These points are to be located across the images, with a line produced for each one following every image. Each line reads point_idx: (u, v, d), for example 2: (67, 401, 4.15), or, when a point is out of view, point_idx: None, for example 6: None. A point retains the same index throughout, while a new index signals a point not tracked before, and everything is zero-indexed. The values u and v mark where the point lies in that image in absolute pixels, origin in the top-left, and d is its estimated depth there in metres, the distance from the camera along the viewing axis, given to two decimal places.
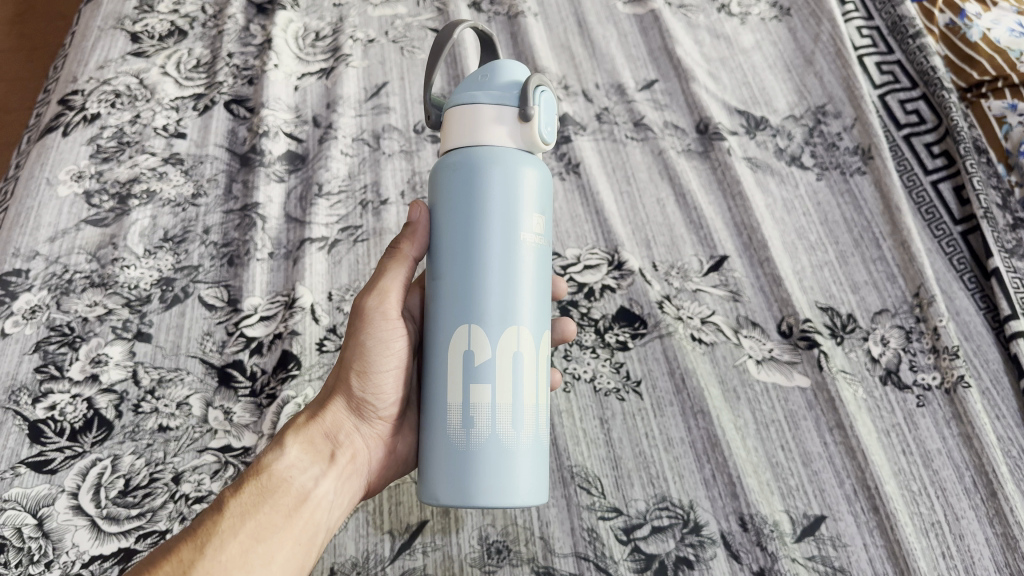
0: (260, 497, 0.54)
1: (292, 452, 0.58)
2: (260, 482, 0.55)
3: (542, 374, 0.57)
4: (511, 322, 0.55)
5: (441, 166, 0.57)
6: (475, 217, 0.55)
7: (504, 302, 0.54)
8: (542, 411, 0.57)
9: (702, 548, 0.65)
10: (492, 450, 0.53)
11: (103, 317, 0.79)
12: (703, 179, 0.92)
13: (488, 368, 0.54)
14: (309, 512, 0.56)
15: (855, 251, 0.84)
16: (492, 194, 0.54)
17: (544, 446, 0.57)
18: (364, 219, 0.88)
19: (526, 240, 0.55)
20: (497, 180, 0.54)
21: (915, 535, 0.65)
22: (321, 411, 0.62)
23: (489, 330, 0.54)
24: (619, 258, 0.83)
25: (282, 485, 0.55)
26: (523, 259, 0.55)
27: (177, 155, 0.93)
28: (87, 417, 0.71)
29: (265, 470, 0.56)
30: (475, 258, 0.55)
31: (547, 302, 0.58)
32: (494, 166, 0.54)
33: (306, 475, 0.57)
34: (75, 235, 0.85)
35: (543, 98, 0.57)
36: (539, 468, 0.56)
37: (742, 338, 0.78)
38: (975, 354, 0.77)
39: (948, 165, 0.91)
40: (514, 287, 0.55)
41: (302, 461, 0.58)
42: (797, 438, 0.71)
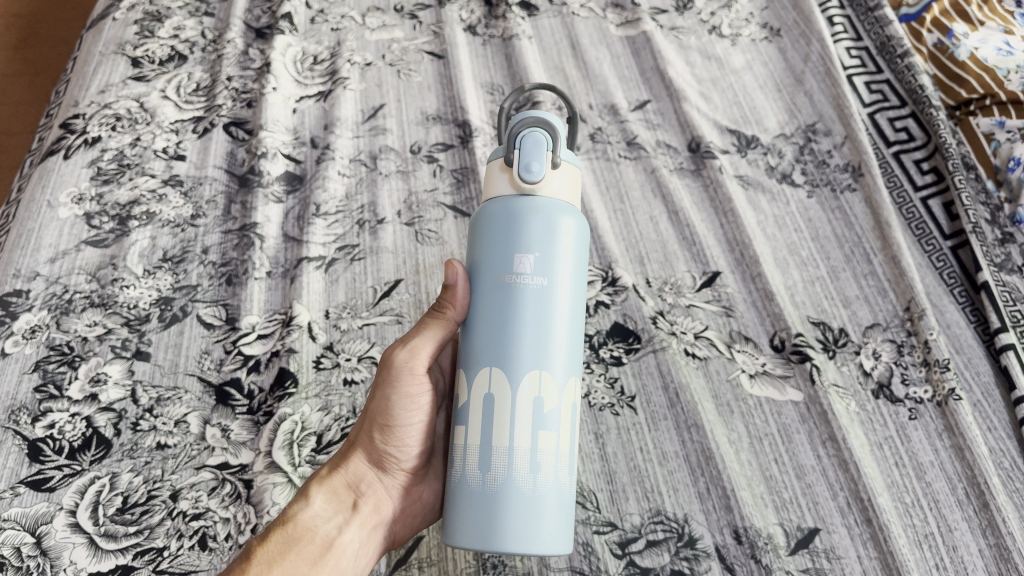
0: (285, 547, 0.57)
1: (316, 503, 0.60)
2: (284, 532, 0.58)
3: (566, 419, 0.56)
4: (531, 365, 0.55)
5: (484, 212, 0.59)
6: (510, 263, 0.56)
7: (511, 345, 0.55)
8: (562, 457, 0.56)
9: (697, 562, 0.65)
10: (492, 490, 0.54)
11: (103, 337, 0.79)
12: (695, 197, 0.93)
13: (497, 412, 0.55)
14: (334, 561, 0.58)
15: (846, 266, 0.85)
16: (532, 241, 0.56)
17: (563, 496, 0.56)
18: (361, 238, 0.89)
19: (558, 286, 0.56)
20: (536, 228, 0.56)
21: (908, 546, 0.65)
22: (344, 461, 0.63)
23: (495, 376, 0.55)
24: (612, 275, 0.84)
25: (307, 534, 0.58)
26: (553, 304, 0.56)
27: (177, 176, 0.94)
28: (86, 436, 0.72)
29: (290, 519, 0.58)
30: (504, 303, 0.56)
31: (576, 347, 0.58)
32: (533, 215, 0.56)
33: (330, 524, 0.60)
34: (75, 256, 0.86)
35: (532, 137, 0.57)
36: (555, 517, 0.55)
37: (735, 353, 0.78)
38: (966, 367, 0.78)
39: (937, 181, 0.92)
40: (534, 330, 0.55)
41: (326, 511, 0.60)
42: (790, 451, 0.71)
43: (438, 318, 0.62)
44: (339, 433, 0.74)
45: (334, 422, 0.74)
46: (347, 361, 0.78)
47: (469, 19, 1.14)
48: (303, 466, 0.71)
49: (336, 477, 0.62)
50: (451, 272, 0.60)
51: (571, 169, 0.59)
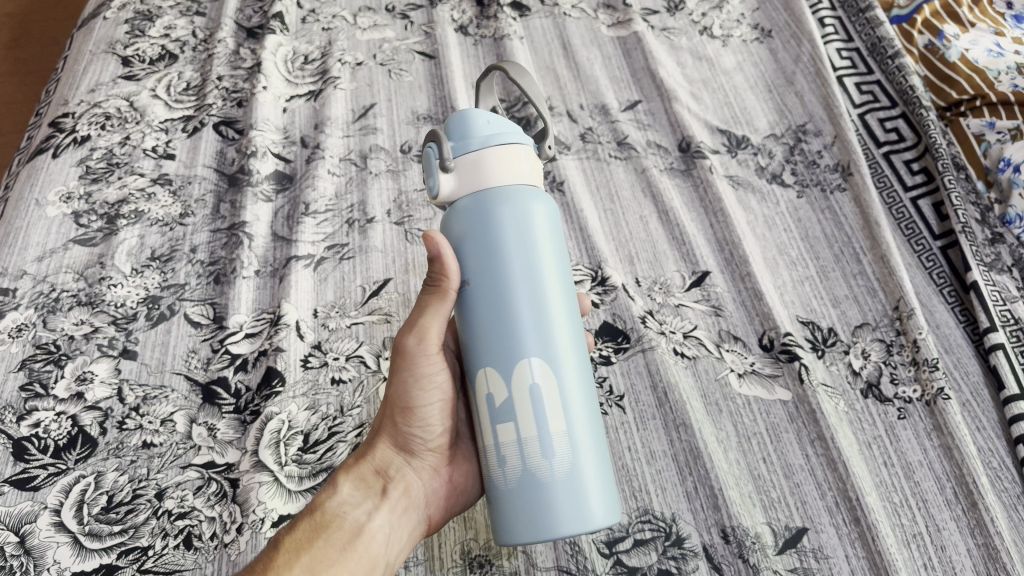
0: (315, 532, 0.56)
1: (344, 490, 0.60)
2: (315, 518, 0.57)
3: (554, 398, 0.54)
4: (496, 357, 0.55)
5: (451, 214, 0.59)
6: (490, 259, 0.56)
7: (505, 340, 0.55)
8: (532, 443, 0.54)
9: (684, 561, 0.64)
10: (509, 485, 0.54)
11: (89, 335, 0.79)
12: (686, 197, 0.93)
13: (499, 407, 0.55)
14: (368, 545, 0.57)
15: (835, 267, 0.86)
16: (506, 232, 0.55)
17: (566, 473, 0.54)
18: (350, 237, 0.89)
19: (539, 270, 0.56)
20: (507, 218, 0.56)
21: (897, 546, 0.65)
22: (369, 450, 0.64)
23: (490, 374, 0.55)
24: (602, 274, 0.84)
25: (335, 520, 0.57)
26: (531, 289, 0.55)
27: (166, 175, 0.94)
28: (71, 435, 0.72)
29: (319, 508, 0.58)
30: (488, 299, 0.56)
31: (565, 327, 0.56)
32: (501, 205, 0.56)
33: (359, 510, 0.59)
34: (63, 254, 0.86)
35: (429, 153, 0.59)
36: (547, 499, 0.53)
37: (724, 352, 0.78)
38: (955, 367, 0.78)
39: (927, 181, 0.93)
40: (501, 321, 0.55)
41: (354, 498, 0.59)
42: (779, 451, 0.71)
43: (438, 290, 0.59)
44: (326, 432, 0.72)
45: (321, 421, 0.73)
46: (335, 360, 0.78)
47: (460, 20, 1.15)
48: (289, 465, 0.70)
49: (362, 463, 0.63)
50: (434, 243, 0.57)
51: (509, 148, 0.57)
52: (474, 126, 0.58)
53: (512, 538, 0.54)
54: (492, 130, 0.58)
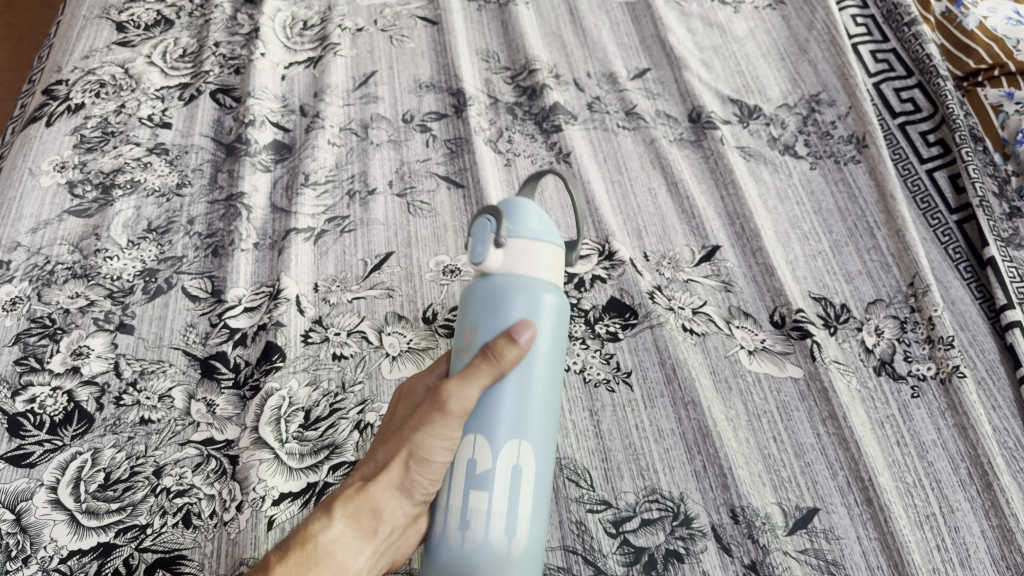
0: (304, 571, 0.47)
1: (341, 526, 0.50)
2: (305, 553, 0.48)
3: (529, 474, 0.53)
4: (491, 428, 0.52)
5: (473, 291, 0.57)
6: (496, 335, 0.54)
7: (497, 412, 0.53)
8: (495, 520, 0.51)
9: (693, 541, 0.62)
10: (461, 553, 0.51)
11: (85, 309, 0.78)
12: (695, 168, 0.92)
13: (474, 477, 0.52)
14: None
15: (848, 241, 0.84)
16: (520, 317, 0.54)
17: (527, 546, 0.52)
18: (351, 210, 0.87)
19: (541, 355, 0.55)
20: (523, 304, 0.54)
21: (910, 527, 0.63)
22: (374, 479, 0.52)
23: (474, 443, 0.52)
24: (609, 247, 0.83)
25: (326, 561, 0.48)
26: (533, 372, 0.54)
27: (163, 145, 0.92)
28: (67, 410, 0.70)
29: (314, 540, 0.48)
30: (493, 365, 0.52)
31: (551, 413, 0.55)
32: (520, 292, 0.55)
33: (348, 553, 0.50)
34: (58, 226, 0.84)
35: (483, 222, 0.57)
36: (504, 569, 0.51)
37: (734, 329, 0.77)
38: (971, 344, 0.76)
39: (943, 154, 0.90)
40: (501, 386, 0.53)
41: (347, 538, 0.50)
42: (790, 430, 0.69)
43: (492, 352, 0.52)
44: (328, 408, 0.70)
45: (322, 397, 0.71)
46: (336, 335, 0.76)
47: None
48: (290, 442, 0.68)
49: (361, 489, 0.52)
50: (520, 327, 0.53)
51: (553, 250, 0.58)
52: (528, 213, 0.57)
53: None
54: (543, 224, 0.57)
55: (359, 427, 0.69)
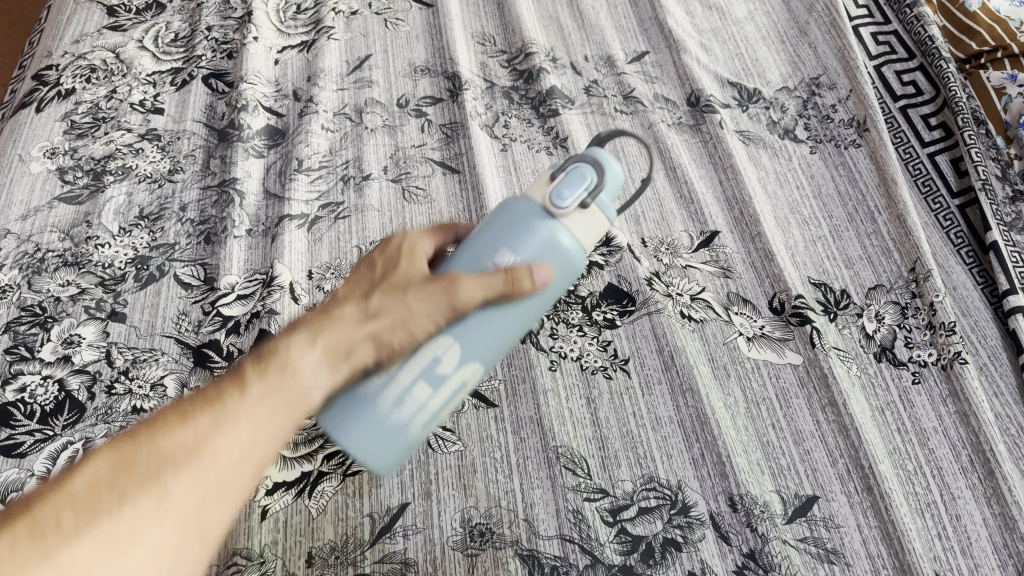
0: (262, 392, 0.45)
1: (312, 353, 0.48)
2: (272, 367, 0.46)
3: (441, 394, 0.53)
4: (470, 336, 0.52)
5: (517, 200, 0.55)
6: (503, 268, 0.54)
7: (483, 323, 0.52)
8: (427, 403, 0.52)
9: (691, 530, 0.61)
10: (379, 414, 0.51)
11: (76, 297, 0.77)
12: (694, 152, 0.91)
13: (431, 367, 0.52)
14: (208, 536, 0.42)
15: (849, 226, 0.83)
16: (533, 252, 0.53)
17: (397, 434, 0.52)
18: (345, 195, 0.86)
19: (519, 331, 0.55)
20: (545, 239, 0.53)
21: (910, 515, 0.62)
22: (353, 308, 0.50)
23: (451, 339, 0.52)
24: (606, 235, 0.82)
25: (291, 380, 0.47)
26: (511, 331, 0.54)
27: (154, 131, 0.91)
28: (59, 400, 0.69)
29: (277, 359, 0.47)
30: (508, 286, 0.51)
31: (512, 345, 0.56)
32: (558, 237, 0.53)
33: (313, 379, 0.48)
34: (48, 213, 0.83)
35: (577, 169, 0.53)
36: (373, 430, 0.51)
37: (733, 315, 0.76)
38: (972, 330, 0.75)
39: (945, 137, 0.89)
40: (487, 311, 0.52)
41: (315, 365, 0.48)
42: (789, 417, 0.68)
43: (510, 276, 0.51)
44: None
45: None
46: None
47: None
48: None
49: (344, 323, 0.50)
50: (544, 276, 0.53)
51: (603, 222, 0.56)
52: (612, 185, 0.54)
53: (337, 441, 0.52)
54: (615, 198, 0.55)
55: None
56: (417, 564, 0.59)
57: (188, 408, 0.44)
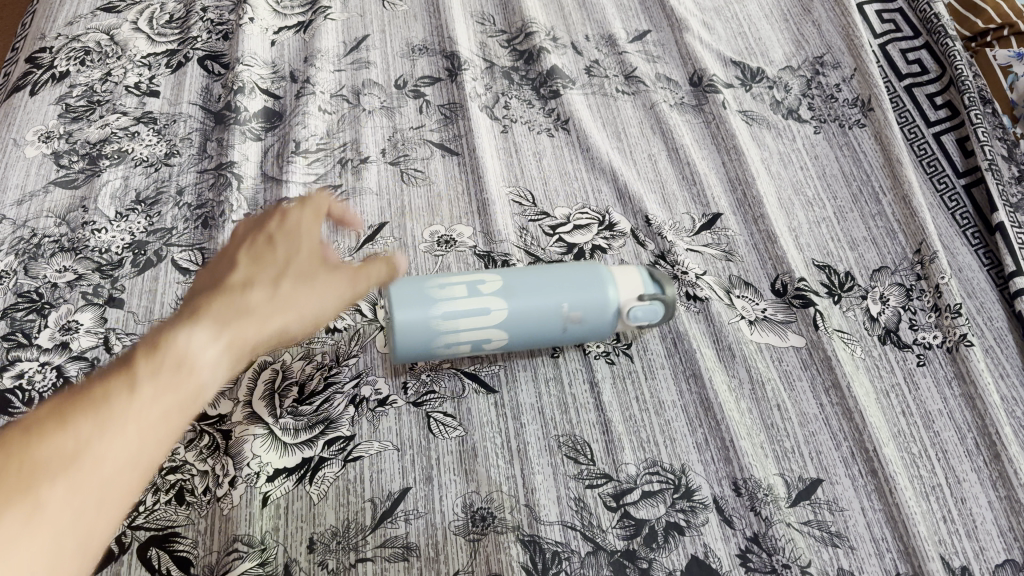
0: (158, 380, 0.41)
1: (203, 337, 0.45)
2: (164, 353, 0.43)
3: (466, 275, 0.65)
4: (523, 310, 0.64)
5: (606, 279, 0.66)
6: (575, 266, 0.66)
7: (537, 309, 0.64)
8: (460, 333, 0.64)
9: (695, 514, 0.61)
10: (436, 316, 0.62)
11: (73, 283, 0.76)
12: (697, 133, 0.90)
13: (485, 314, 0.63)
14: (95, 545, 0.37)
15: (853, 207, 0.82)
16: (597, 310, 0.65)
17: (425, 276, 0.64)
18: (343, 178, 0.85)
19: (542, 290, 0.64)
20: (600, 320, 0.66)
21: (915, 498, 0.61)
22: (243, 302, 0.50)
23: (510, 304, 0.64)
24: (610, 219, 0.82)
25: (189, 366, 0.43)
26: (544, 282, 0.65)
27: (150, 114, 0.90)
28: (56, 387, 0.69)
29: (166, 346, 0.43)
30: (357, 287, 0.57)
31: (531, 336, 0.66)
32: (608, 324, 0.67)
33: (210, 368, 0.45)
34: (44, 198, 0.82)
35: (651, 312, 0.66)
36: (419, 320, 0.62)
37: (735, 298, 0.75)
38: (978, 312, 0.74)
39: (951, 116, 0.88)
40: (543, 306, 0.64)
41: (209, 350, 0.45)
42: (792, 400, 0.68)
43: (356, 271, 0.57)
44: (322, 382, 0.69)
45: (317, 370, 0.70)
46: None
47: None
48: (284, 416, 0.66)
49: (241, 318, 0.49)
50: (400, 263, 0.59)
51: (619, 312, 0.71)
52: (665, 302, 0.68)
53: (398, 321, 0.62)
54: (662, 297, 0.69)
55: (354, 402, 0.68)
56: (419, 549, 0.59)
57: (64, 409, 0.38)
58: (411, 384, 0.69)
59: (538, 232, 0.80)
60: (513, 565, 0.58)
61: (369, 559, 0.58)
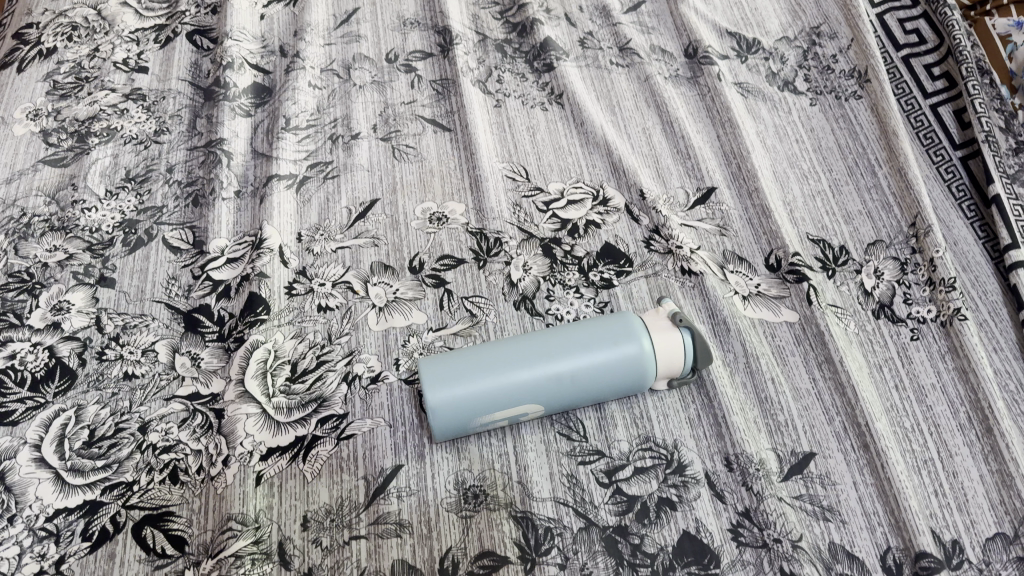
0: None
1: None
2: None
3: (509, 401, 0.60)
4: (559, 400, 0.62)
5: (646, 354, 0.61)
6: (620, 372, 0.62)
7: (574, 397, 0.62)
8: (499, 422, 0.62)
9: (686, 489, 0.61)
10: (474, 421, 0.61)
11: (64, 263, 0.76)
12: (692, 106, 0.89)
13: (523, 410, 0.61)
14: None
15: (848, 180, 0.81)
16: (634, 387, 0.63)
17: (465, 407, 0.59)
18: (334, 154, 0.85)
19: (579, 401, 0.63)
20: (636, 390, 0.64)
21: (907, 472, 0.61)
22: None
23: (547, 399, 0.61)
24: (604, 194, 0.81)
25: None
26: (581, 397, 0.62)
27: (139, 90, 0.90)
28: (49, 366, 0.69)
29: None
30: None
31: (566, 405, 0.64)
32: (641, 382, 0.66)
33: None
34: (33, 176, 0.82)
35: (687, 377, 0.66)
36: (458, 424, 0.60)
37: (728, 274, 0.75)
38: (973, 285, 0.73)
39: (949, 88, 0.87)
40: (581, 392, 0.62)
41: None
42: (786, 373, 0.67)
43: None
44: (315, 361, 0.68)
45: (308, 349, 0.69)
46: (321, 286, 0.74)
47: None
48: (277, 396, 0.66)
49: None
50: None
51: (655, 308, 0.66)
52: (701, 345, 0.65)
53: (435, 424, 0.60)
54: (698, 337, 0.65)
55: (347, 379, 0.67)
56: (412, 526, 0.59)
57: None
58: (403, 361, 0.68)
59: (531, 208, 0.80)
60: (505, 541, 0.58)
61: (362, 536, 0.58)
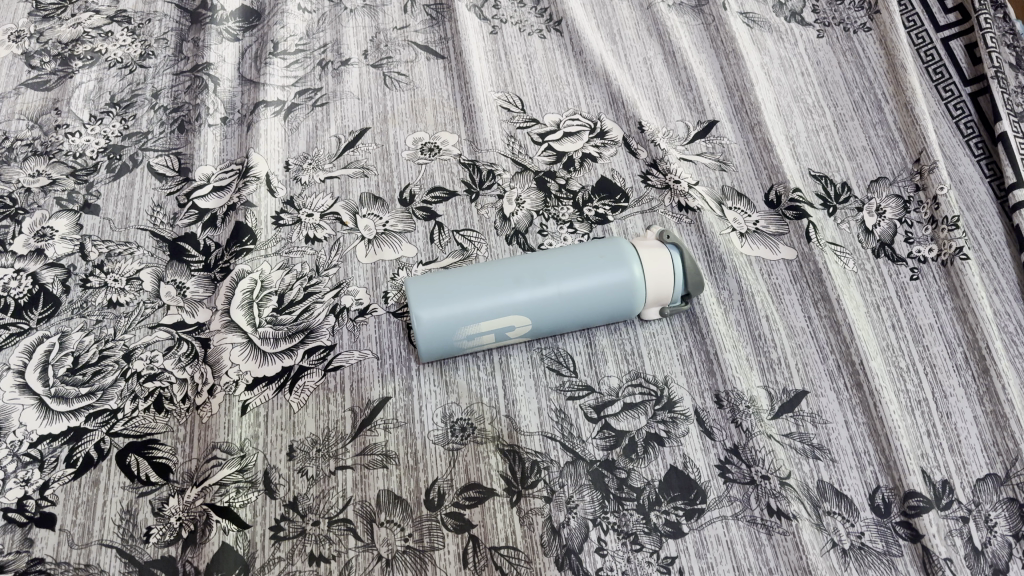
0: None
1: None
2: None
3: (497, 321, 0.59)
4: (549, 322, 0.61)
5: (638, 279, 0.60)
6: (608, 296, 0.60)
7: (563, 320, 0.61)
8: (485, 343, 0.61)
9: (675, 425, 0.60)
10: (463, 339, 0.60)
11: (47, 188, 0.74)
12: (695, 37, 0.86)
13: (511, 330, 0.60)
14: None
15: (854, 115, 0.79)
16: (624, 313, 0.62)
17: (453, 325, 0.59)
18: (322, 82, 0.82)
19: (568, 326, 0.62)
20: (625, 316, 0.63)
21: (900, 412, 0.60)
22: None
23: (537, 320, 0.60)
24: (600, 126, 0.79)
25: None
26: (569, 321, 0.61)
27: (124, 13, 0.88)
28: (33, 293, 0.68)
29: None
30: None
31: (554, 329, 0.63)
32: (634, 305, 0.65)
33: None
34: (15, 100, 0.81)
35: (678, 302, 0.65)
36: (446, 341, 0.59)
37: (726, 210, 0.73)
38: (976, 224, 0.71)
39: (961, 21, 0.84)
40: (571, 315, 0.61)
41: None
42: (781, 311, 0.66)
43: None
44: (302, 292, 0.67)
45: (296, 281, 0.68)
46: (309, 217, 0.72)
47: None
48: (263, 326, 0.65)
49: None
50: None
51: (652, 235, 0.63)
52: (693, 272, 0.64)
53: (422, 341, 0.59)
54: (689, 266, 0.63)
55: (334, 311, 0.66)
56: (398, 458, 0.58)
57: None
58: (392, 294, 0.67)
59: (526, 140, 0.78)
60: (491, 474, 0.58)
61: (348, 466, 0.58)
